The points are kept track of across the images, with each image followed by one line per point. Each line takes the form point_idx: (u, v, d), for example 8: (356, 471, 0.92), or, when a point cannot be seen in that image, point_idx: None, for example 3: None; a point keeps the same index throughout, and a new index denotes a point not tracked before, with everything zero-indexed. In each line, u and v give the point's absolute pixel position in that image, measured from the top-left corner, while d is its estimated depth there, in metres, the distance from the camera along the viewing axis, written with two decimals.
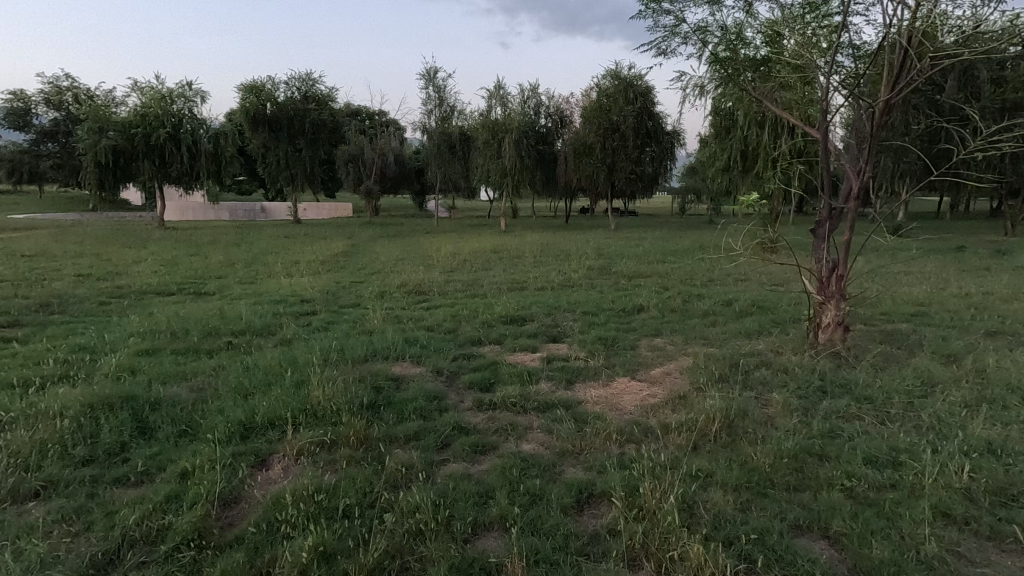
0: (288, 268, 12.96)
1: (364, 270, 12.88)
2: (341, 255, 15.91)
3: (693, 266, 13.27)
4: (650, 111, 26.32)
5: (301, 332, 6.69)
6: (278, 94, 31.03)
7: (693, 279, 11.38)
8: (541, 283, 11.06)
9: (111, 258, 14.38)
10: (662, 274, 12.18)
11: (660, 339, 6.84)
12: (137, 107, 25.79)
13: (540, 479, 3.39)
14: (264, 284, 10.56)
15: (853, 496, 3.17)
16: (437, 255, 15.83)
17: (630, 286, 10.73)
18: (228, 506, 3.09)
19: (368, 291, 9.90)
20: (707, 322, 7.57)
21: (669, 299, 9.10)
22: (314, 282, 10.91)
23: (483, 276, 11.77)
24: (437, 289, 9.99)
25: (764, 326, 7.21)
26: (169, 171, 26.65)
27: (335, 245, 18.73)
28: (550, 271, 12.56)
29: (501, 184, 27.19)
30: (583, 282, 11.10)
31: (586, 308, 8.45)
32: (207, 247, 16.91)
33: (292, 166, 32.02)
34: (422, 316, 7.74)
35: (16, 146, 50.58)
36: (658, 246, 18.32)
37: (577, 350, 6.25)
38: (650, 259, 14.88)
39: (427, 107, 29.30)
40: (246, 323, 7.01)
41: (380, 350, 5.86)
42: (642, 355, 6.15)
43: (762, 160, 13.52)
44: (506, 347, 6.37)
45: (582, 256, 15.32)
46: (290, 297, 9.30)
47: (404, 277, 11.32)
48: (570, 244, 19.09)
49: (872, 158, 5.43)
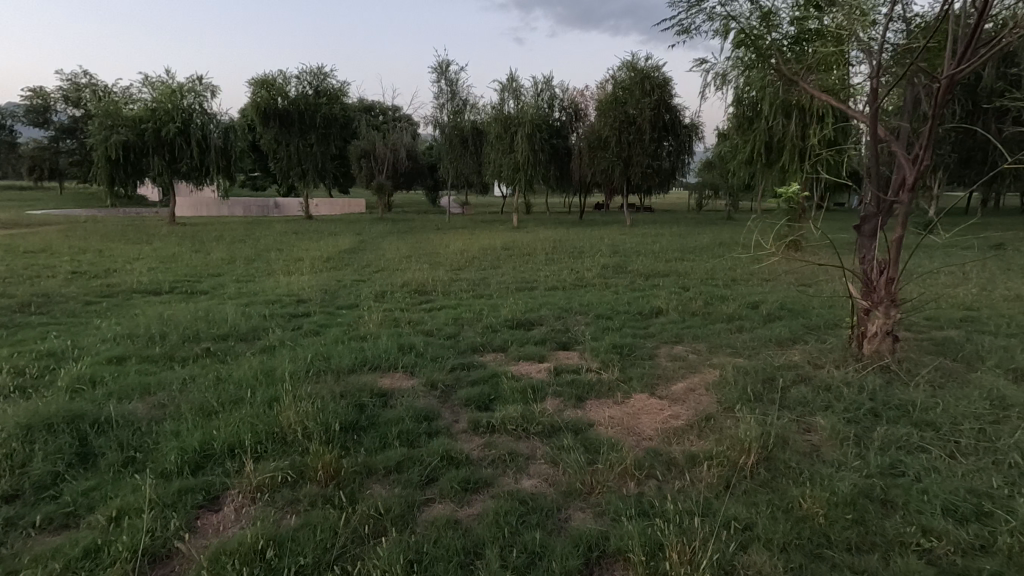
0: (289, 266, 12.50)
1: (367, 268, 12.36)
2: (346, 252, 15.41)
3: (714, 265, 12.53)
4: (667, 103, 25.47)
5: (288, 337, 6.16)
6: (289, 89, 30.71)
7: (714, 279, 10.66)
8: (551, 282, 10.43)
9: (113, 254, 14.04)
10: (680, 273, 11.46)
11: (682, 347, 6.19)
12: (147, 102, 25.60)
13: (541, 530, 2.78)
14: (261, 283, 10.05)
15: (933, 564, 2.53)
16: (446, 252, 15.27)
17: (648, 286, 10.05)
18: (159, 566, 2.54)
19: (368, 291, 9.35)
20: (733, 327, 6.90)
21: (688, 302, 8.42)
22: (313, 281, 10.41)
23: (491, 275, 11.18)
24: (440, 289, 9.41)
25: (797, 333, 6.51)
26: (179, 166, 26.42)
27: (343, 242, 18.28)
28: (562, 270, 11.93)
29: (513, 179, 26.53)
30: (597, 282, 10.44)
31: (599, 311, 7.81)
32: (212, 244, 16.55)
33: (303, 162, 31.68)
34: (420, 319, 7.17)
35: (35, 143, 51.17)
36: (677, 243, 17.55)
37: (588, 360, 5.62)
38: (667, 257, 14.14)
39: (438, 101, 28.75)
40: (231, 326, 6.50)
41: (370, 359, 5.29)
42: (662, 366, 5.51)
43: (788, 153, 12.71)
44: (511, 356, 5.77)
45: (596, 254, 14.64)
46: (286, 297, 8.80)
47: (408, 276, 10.76)
48: (584, 242, 18.40)
49: (931, 143, 4.69)
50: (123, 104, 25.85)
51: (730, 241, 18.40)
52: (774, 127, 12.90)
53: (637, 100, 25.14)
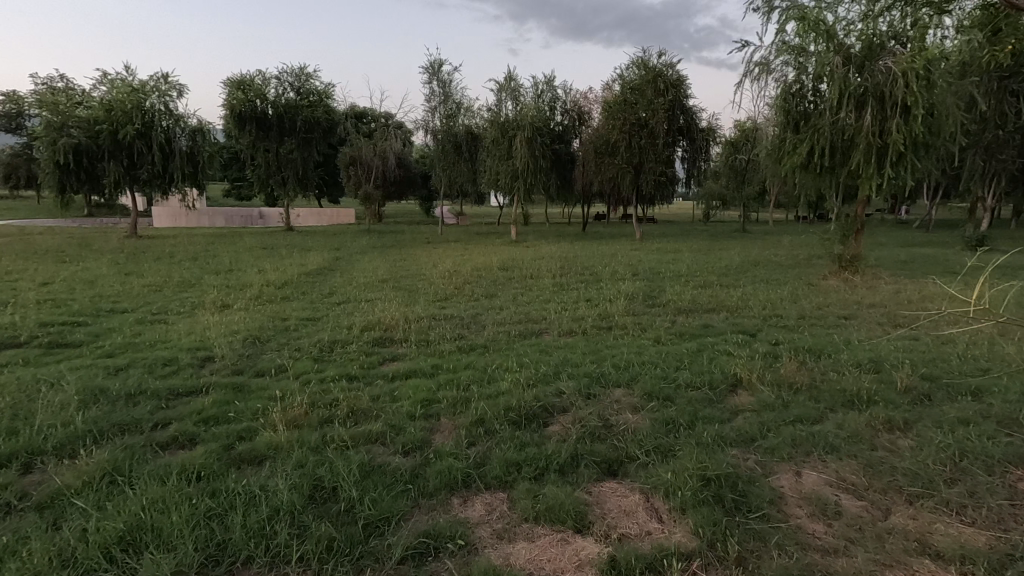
0: (229, 295, 9.82)
1: (326, 299, 9.65)
2: (310, 275, 12.73)
3: (767, 297, 9.94)
4: (682, 104, 22.96)
5: (123, 456, 3.44)
6: (268, 90, 28.03)
7: (781, 319, 8.04)
8: (567, 323, 7.75)
9: (15, 277, 11.25)
10: (731, 309, 8.80)
11: (820, 475, 3.52)
12: (104, 101, 22.95)
13: None
14: (168, 325, 7.32)
15: None
16: (430, 275, 12.58)
17: (697, 331, 7.43)
18: None
19: (312, 340, 6.68)
20: (878, 420, 4.24)
21: (776, 362, 5.77)
22: (247, 320, 7.72)
23: (486, 312, 8.53)
24: (414, 337, 6.75)
25: (1002, 441, 3.87)
26: (139, 173, 23.68)
27: (314, 260, 15.63)
28: (577, 302, 9.33)
29: (512, 188, 23.97)
30: (629, 323, 7.77)
31: (648, 383, 5.12)
32: (153, 263, 13.78)
33: (283, 169, 29.25)
34: (372, 406, 4.50)
35: (7, 149, 47.97)
36: (706, 263, 14.95)
37: (668, 526, 2.96)
38: (702, 282, 11.53)
39: (430, 104, 26.14)
40: (38, 429, 3.78)
41: (234, 549, 2.59)
42: (814, 539, 2.86)
43: (860, 154, 10.02)
44: (523, 508, 3.08)
45: (614, 277, 12.06)
46: (189, 353, 6.10)
47: (376, 313, 8.11)
48: (594, 261, 15.78)
49: None
50: (75, 103, 23.09)
51: (764, 260, 15.84)
52: (839, 120, 10.28)
53: (649, 101, 22.58)
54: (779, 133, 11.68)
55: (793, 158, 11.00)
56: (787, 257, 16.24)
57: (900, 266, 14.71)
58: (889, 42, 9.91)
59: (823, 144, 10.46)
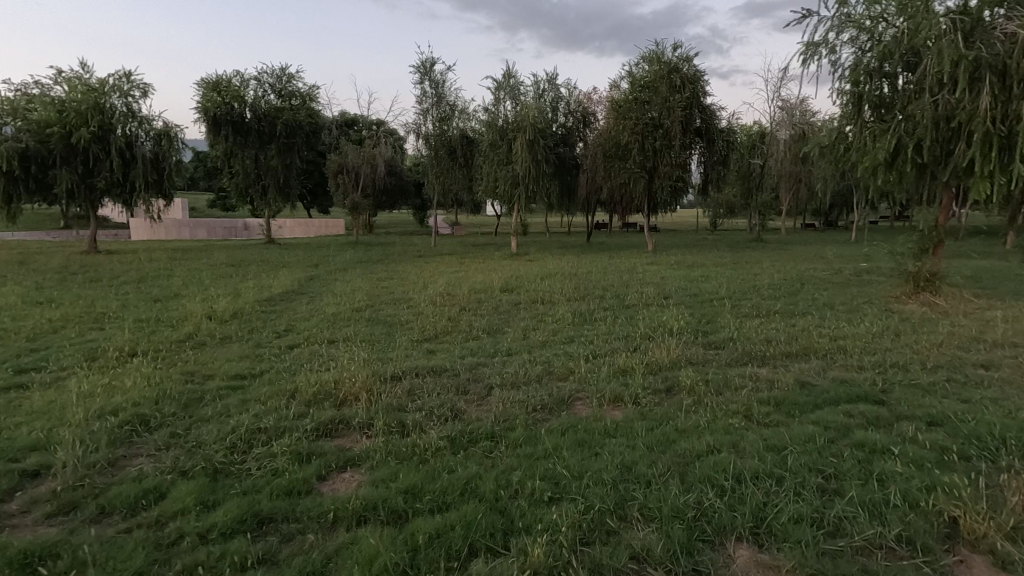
0: (148, 336, 7.43)
1: (277, 340, 7.30)
2: (271, 302, 10.38)
3: (850, 330, 7.70)
4: (699, 102, 20.81)
5: None
6: (246, 92, 25.63)
7: (903, 373, 5.73)
8: (607, 384, 5.39)
9: None
10: (821, 354, 6.47)
11: None
12: (57, 101, 20.48)
13: None
14: (16, 398, 4.89)
15: None
16: (418, 301, 10.25)
17: (798, 395, 5.10)
18: None
19: (226, 425, 4.32)
20: None
21: (983, 474, 3.45)
22: (140, 384, 5.31)
23: (489, 362, 6.15)
24: (382, 418, 4.40)
25: None
26: (96, 181, 21.21)
27: (282, 281, 13.22)
28: (608, 342, 6.98)
29: (511, 196, 21.69)
30: (697, 382, 5.42)
31: (801, 544, 2.80)
32: (81, 288, 11.27)
33: (263, 177, 26.89)
34: None
35: None
36: (745, 281, 12.66)
37: None
38: (755, 309, 9.24)
39: (421, 107, 23.87)
40: None
41: None
42: None
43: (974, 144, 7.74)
44: None
45: (646, 304, 9.72)
46: (3, 462, 3.70)
47: (335, 368, 5.74)
48: (613, 279, 13.46)
49: None
50: (25, 104, 20.63)
51: (809, 276, 13.57)
52: (940, 103, 8.03)
53: (664, 99, 20.36)
54: (848, 124, 9.43)
55: (874, 153, 8.72)
56: (831, 272, 14.06)
57: (972, 282, 12.52)
58: (998, 6, 7.78)
59: (919, 134, 8.19)
